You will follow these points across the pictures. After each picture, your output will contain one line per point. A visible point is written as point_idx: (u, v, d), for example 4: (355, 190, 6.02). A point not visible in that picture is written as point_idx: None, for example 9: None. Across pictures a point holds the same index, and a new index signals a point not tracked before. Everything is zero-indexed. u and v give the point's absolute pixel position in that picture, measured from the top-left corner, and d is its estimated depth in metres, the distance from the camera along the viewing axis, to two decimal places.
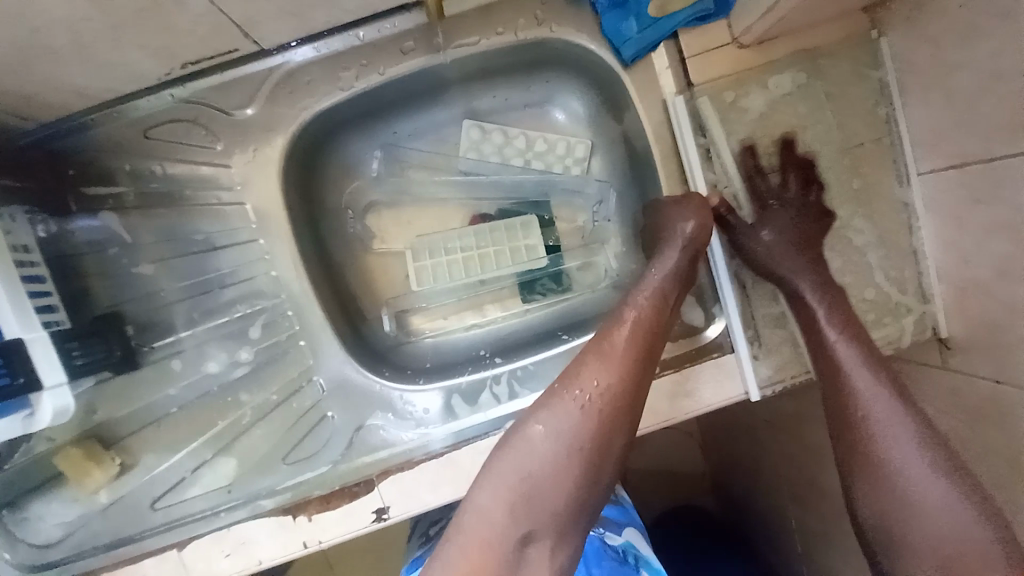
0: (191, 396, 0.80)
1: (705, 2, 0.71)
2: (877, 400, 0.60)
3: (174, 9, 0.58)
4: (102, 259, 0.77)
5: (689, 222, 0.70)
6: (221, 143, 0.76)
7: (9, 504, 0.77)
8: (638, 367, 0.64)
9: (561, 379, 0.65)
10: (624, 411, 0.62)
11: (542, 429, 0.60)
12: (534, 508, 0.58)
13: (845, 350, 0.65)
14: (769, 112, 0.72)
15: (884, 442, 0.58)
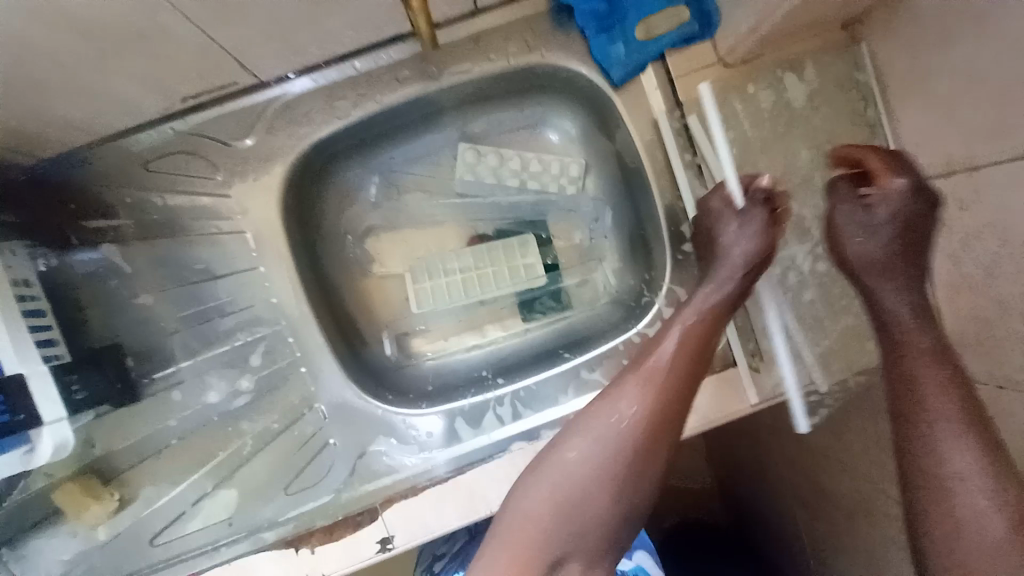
0: (191, 426, 0.79)
1: (688, 25, 0.73)
2: (957, 434, 0.51)
3: (170, 44, 0.60)
4: (101, 291, 0.77)
5: (741, 244, 0.67)
6: (221, 173, 0.77)
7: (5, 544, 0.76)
8: (675, 389, 0.64)
9: (596, 401, 0.65)
10: (659, 436, 0.62)
11: (575, 455, 0.62)
12: (568, 532, 0.59)
13: (933, 387, 0.53)
14: (760, 126, 0.73)
15: (971, 509, 0.49)
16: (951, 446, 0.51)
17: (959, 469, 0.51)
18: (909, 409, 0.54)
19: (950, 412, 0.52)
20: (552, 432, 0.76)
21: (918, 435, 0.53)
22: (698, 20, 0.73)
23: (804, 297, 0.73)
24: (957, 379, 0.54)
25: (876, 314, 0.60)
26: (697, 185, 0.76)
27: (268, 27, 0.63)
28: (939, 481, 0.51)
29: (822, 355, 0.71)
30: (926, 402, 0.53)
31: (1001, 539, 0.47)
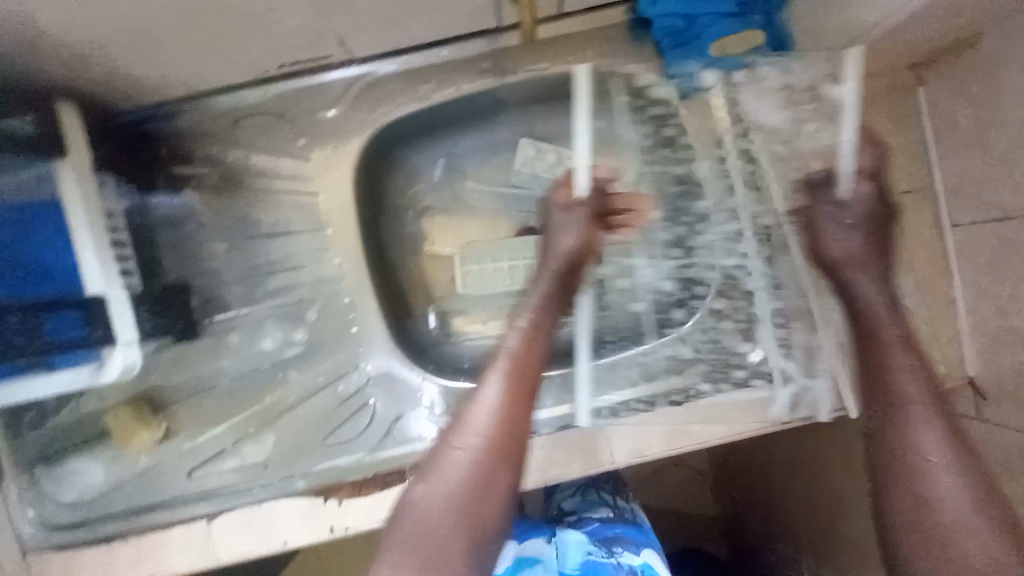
0: (243, 369, 0.84)
1: (763, 48, 0.77)
2: (922, 412, 0.61)
3: (282, 24, 0.64)
4: (177, 233, 0.82)
5: (570, 237, 0.76)
6: (303, 138, 0.82)
7: (44, 459, 0.83)
8: (517, 419, 0.65)
9: (445, 434, 0.66)
10: (493, 464, 0.63)
11: (421, 489, 0.63)
12: (432, 560, 0.59)
13: (909, 373, 0.63)
14: (816, 158, 0.78)
15: (927, 472, 0.59)
16: (910, 420, 0.61)
17: (921, 447, 0.60)
18: (883, 387, 0.64)
19: (916, 392, 0.62)
20: (581, 423, 0.80)
21: (891, 416, 0.62)
22: (771, 45, 0.77)
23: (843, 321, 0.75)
24: (922, 365, 0.63)
25: (846, 300, 0.71)
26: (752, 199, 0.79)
27: (372, 17, 0.67)
28: (904, 459, 0.60)
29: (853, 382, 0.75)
30: (895, 382, 0.63)
31: (945, 495, 0.58)
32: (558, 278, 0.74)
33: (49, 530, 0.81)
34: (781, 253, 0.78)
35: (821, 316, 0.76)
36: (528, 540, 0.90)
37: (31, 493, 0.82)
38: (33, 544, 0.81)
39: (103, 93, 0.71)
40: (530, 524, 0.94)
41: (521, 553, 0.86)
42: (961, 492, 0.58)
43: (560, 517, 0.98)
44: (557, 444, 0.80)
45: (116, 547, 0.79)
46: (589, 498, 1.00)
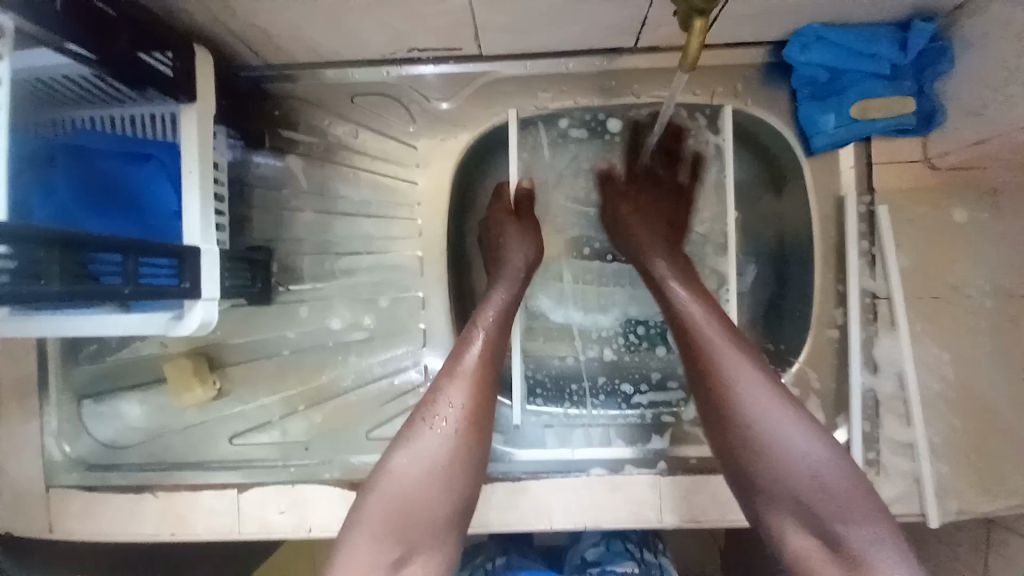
0: (305, 343, 0.82)
1: (907, 117, 0.72)
2: (741, 370, 0.59)
3: (436, 15, 0.63)
4: (270, 194, 0.82)
5: (519, 251, 0.75)
6: (414, 124, 0.81)
7: (91, 396, 0.82)
8: (487, 399, 0.64)
9: (419, 407, 0.63)
10: (480, 431, 0.62)
11: (402, 463, 0.59)
12: (406, 536, 0.57)
13: (709, 325, 0.63)
14: (942, 243, 0.74)
15: (769, 433, 0.56)
16: (728, 373, 0.59)
17: (734, 369, 0.59)
18: (694, 349, 0.62)
19: (724, 342, 0.61)
20: (638, 469, 0.77)
21: (718, 376, 0.60)
22: (918, 116, 0.73)
23: (940, 417, 0.73)
24: (718, 312, 0.64)
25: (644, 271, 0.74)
26: (866, 274, 0.76)
27: (522, 20, 0.66)
28: (735, 410, 0.58)
29: (937, 487, 0.72)
30: (707, 338, 0.62)
31: (789, 452, 0.56)
32: (514, 280, 0.73)
33: (80, 467, 0.80)
34: (888, 336, 0.74)
35: (920, 412, 0.73)
36: None
37: (71, 426, 0.81)
38: (60, 480, 0.79)
39: (242, 48, 0.71)
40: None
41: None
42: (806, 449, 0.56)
43: (582, 569, 0.92)
44: (612, 489, 0.75)
45: (146, 498, 0.77)
46: (614, 549, 0.93)
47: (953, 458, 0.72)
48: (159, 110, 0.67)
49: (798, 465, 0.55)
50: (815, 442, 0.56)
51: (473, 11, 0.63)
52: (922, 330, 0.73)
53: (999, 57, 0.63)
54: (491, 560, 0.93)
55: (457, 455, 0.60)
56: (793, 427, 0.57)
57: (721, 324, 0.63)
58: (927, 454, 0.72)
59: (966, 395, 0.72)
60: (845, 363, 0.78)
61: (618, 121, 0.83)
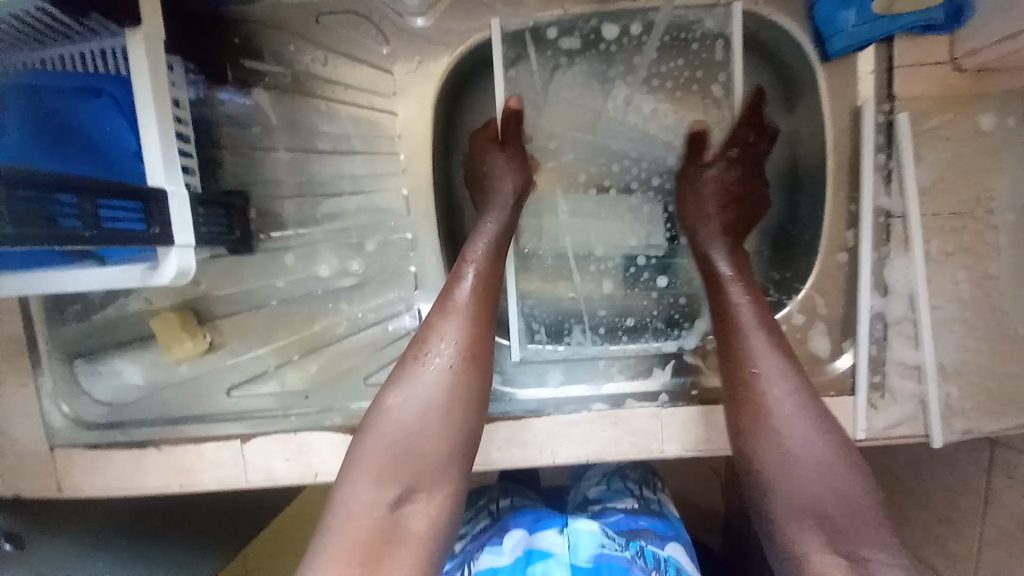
0: (295, 292, 0.79)
1: (934, 12, 0.65)
2: (757, 342, 0.63)
3: None
4: (241, 134, 0.76)
5: (509, 179, 0.73)
6: (388, 46, 0.74)
7: (81, 354, 0.80)
8: (483, 334, 0.63)
9: (412, 347, 0.62)
10: (479, 366, 0.62)
11: (397, 402, 0.59)
12: (403, 474, 0.56)
13: (748, 312, 0.66)
14: (967, 155, 0.68)
15: (773, 393, 0.60)
16: (745, 346, 0.64)
17: (752, 341, 0.64)
18: (724, 322, 0.67)
19: (745, 322, 0.65)
20: (640, 402, 0.77)
21: (738, 347, 0.64)
22: (946, 10, 0.66)
23: (950, 338, 0.71)
24: (756, 301, 0.67)
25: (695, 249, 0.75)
26: (881, 193, 0.71)
27: None
28: (747, 371, 0.62)
29: (943, 408, 0.72)
30: (733, 313, 0.66)
31: (786, 414, 0.59)
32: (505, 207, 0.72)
33: (80, 426, 0.80)
34: (901, 258, 0.71)
35: (930, 333, 0.71)
36: (540, 532, 0.80)
37: (67, 386, 0.80)
38: (63, 438, 0.79)
39: None
40: (541, 514, 0.85)
41: (531, 545, 0.77)
42: (804, 418, 0.59)
43: (584, 506, 0.95)
44: (614, 424, 0.75)
45: (149, 453, 0.78)
46: (614, 487, 0.96)
47: (960, 379, 0.72)
48: (109, 43, 0.60)
49: (788, 428, 0.59)
50: (805, 409, 0.59)
51: None
52: (937, 249, 0.70)
53: None
54: (496, 502, 0.95)
55: (453, 391, 0.59)
56: (803, 423, 0.59)
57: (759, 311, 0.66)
58: (936, 375, 0.71)
59: (978, 314, 0.70)
60: (853, 288, 0.75)
61: (615, 27, 0.76)
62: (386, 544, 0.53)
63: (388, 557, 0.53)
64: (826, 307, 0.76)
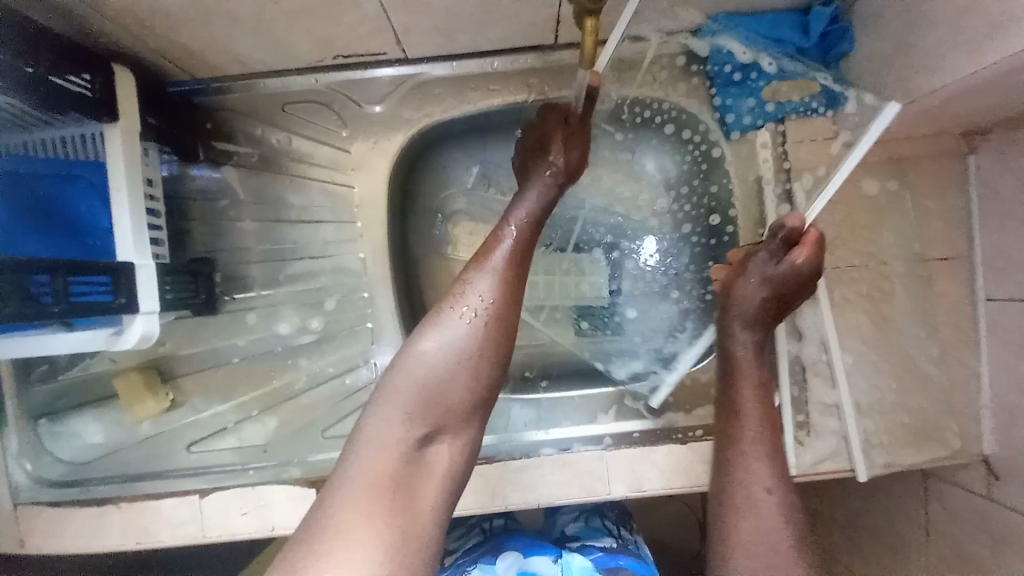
0: (257, 350, 0.84)
1: (814, 99, 0.76)
2: (755, 448, 0.70)
3: (348, 8, 0.62)
4: (210, 206, 0.83)
5: (565, 154, 0.73)
6: (347, 129, 0.83)
7: (48, 414, 0.83)
8: (517, 294, 0.65)
9: (448, 295, 0.64)
10: (510, 325, 0.63)
11: (434, 346, 0.60)
12: (432, 415, 0.58)
13: (750, 419, 0.72)
14: (858, 215, 0.78)
15: (756, 494, 0.67)
16: (743, 445, 0.71)
17: (750, 445, 0.71)
18: (729, 416, 0.74)
19: (750, 425, 0.72)
20: (584, 446, 0.82)
21: (736, 443, 0.71)
22: (825, 99, 0.76)
23: (861, 378, 0.78)
24: (766, 411, 0.73)
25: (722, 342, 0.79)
26: None
27: (436, 15, 0.66)
28: (734, 466, 0.70)
29: (862, 444, 0.78)
30: (739, 412, 0.73)
31: (763, 515, 0.66)
32: (547, 182, 0.72)
33: (41, 485, 0.81)
34: (811, 306, 0.79)
35: (842, 374, 0.78)
36: (534, 556, 0.85)
37: (32, 446, 0.82)
38: (26, 498, 0.80)
39: (165, 63, 0.72)
40: (535, 543, 0.90)
41: (525, 566, 0.82)
42: (779, 524, 0.65)
43: (561, 542, 0.99)
44: (561, 468, 0.80)
45: (109, 511, 0.80)
46: (593, 525, 1.00)
47: (876, 416, 0.78)
48: (87, 129, 0.66)
49: (763, 529, 0.65)
50: (781, 519, 0.65)
51: (389, 15, 0.65)
52: (840, 299, 0.78)
53: (891, 32, 0.67)
54: (488, 521, 1.03)
55: (486, 341, 0.61)
56: (778, 538, 0.64)
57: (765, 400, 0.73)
58: (852, 413, 0.78)
59: (882, 355, 0.78)
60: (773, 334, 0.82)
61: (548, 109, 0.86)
62: (411, 478, 0.55)
63: (412, 493, 0.54)
64: None
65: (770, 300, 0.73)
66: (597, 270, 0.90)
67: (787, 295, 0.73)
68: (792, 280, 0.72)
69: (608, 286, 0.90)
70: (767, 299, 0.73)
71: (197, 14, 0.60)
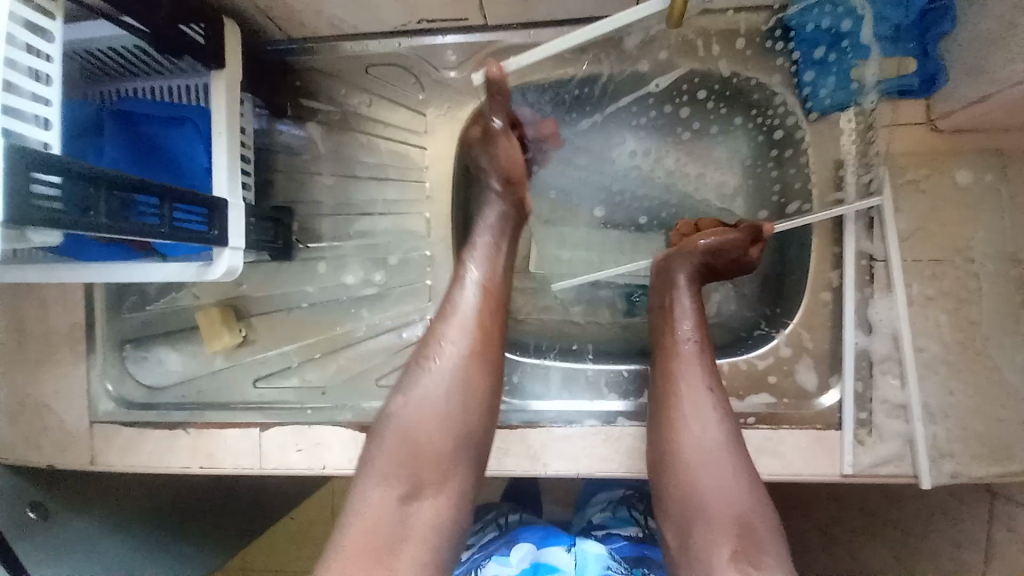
0: (324, 298, 0.89)
1: (909, 78, 0.73)
2: (692, 379, 0.69)
3: None
4: (291, 159, 0.89)
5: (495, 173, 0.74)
6: (424, 93, 0.86)
7: (133, 341, 0.91)
8: (490, 329, 0.69)
9: (418, 352, 0.69)
10: (483, 369, 0.67)
11: (407, 400, 0.64)
12: (412, 472, 0.61)
13: (689, 348, 0.71)
14: (946, 208, 0.73)
15: (698, 430, 0.66)
16: (682, 382, 0.70)
17: (689, 373, 0.70)
18: (667, 349, 0.73)
19: (689, 355, 0.71)
20: (629, 421, 0.81)
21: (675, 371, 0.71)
22: (920, 78, 0.73)
23: (934, 380, 0.74)
24: (702, 337, 0.73)
25: (661, 275, 0.77)
26: (863, 237, 0.76)
27: None
28: (673, 397, 0.69)
29: (930, 451, 0.73)
30: (678, 345, 0.72)
31: (708, 452, 0.65)
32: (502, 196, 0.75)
33: (121, 405, 0.89)
34: (884, 299, 0.75)
35: (913, 373, 0.74)
36: (548, 547, 0.86)
37: (117, 368, 0.90)
38: (102, 416, 0.88)
39: (267, 20, 0.77)
40: (550, 532, 0.90)
41: (538, 559, 0.83)
42: (726, 462, 0.64)
43: (587, 531, 0.99)
44: (603, 439, 0.80)
45: (179, 434, 0.87)
46: (621, 515, 0.98)
47: (948, 422, 0.73)
48: (200, 79, 0.74)
49: (713, 471, 0.64)
50: (727, 453, 0.65)
51: None
52: (917, 293, 0.74)
53: (1003, 9, 0.62)
54: (504, 516, 1.03)
55: (457, 385, 0.65)
56: (725, 473, 0.63)
57: (698, 329, 0.72)
58: (921, 417, 0.74)
59: (961, 357, 0.73)
60: (839, 326, 0.78)
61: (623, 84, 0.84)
62: (396, 538, 0.58)
63: (401, 551, 0.57)
64: (812, 341, 0.80)
65: (723, 266, 0.76)
66: (653, 250, 0.90)
67: (738, 261, 0.76)
68: (746, 256, 0.76)
69: None
70: (722, 266, 0.76)
71: None
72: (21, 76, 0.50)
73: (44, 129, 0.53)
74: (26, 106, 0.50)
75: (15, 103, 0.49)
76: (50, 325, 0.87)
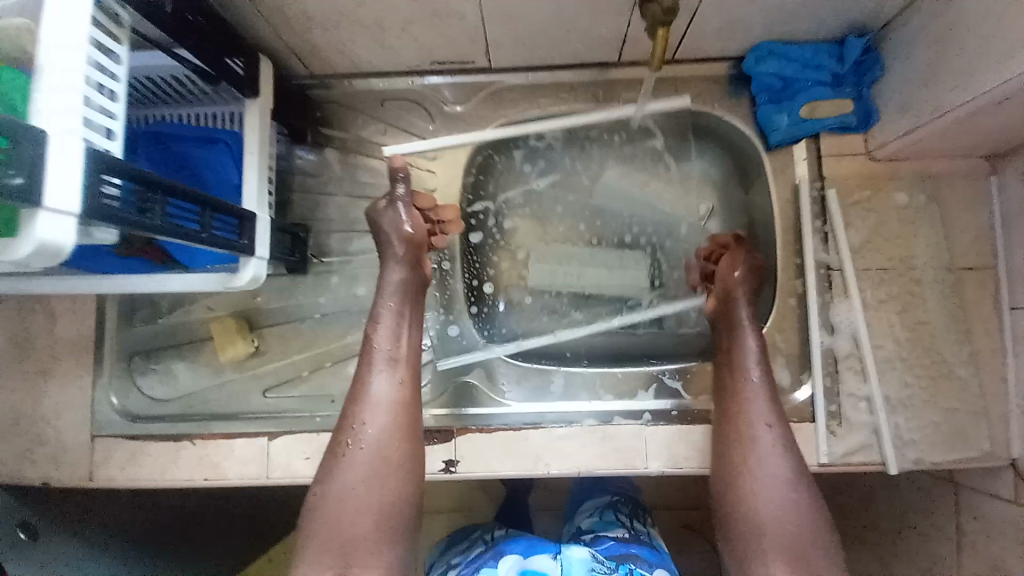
0: (335, 309, 0.94)
1: (849, 116, 0.87)
2: (761, 412, 0.76)
3: (455, 19, 0.76)
4: (308, 181, 0.96)
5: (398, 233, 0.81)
6: (434, 123, 0.95)
7: (141, 353, 0.94)
8: (405, 407, 0.75)
9: (336, 438, 0.74)
10: (402, 443, 0.73)
11: (332, 487, 0.70)
12: (344, 550, 0.67)
13: (756, 382, 0.78)
14: (888, 224, 0.85)
15: (764, 461, 0.73)
16: (751, 415, 0.76)
17: (755, 406, 0.77)
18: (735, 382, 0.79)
19: (756, 389, 0.78)
20: (625, 419, 0.87)
21: (742, 404, 0.77)
22: (859, 116, 0.87)
23: (891, 374, 0.83)
24: (767, 370, 0.79)
25: (721, 309, 0.84)
26: (821, 250, 0.87)
27: (523, 28, 0.79)
28: (741, 428, 0.76)
29: (893, 440, 0.81)
30: (746, 379, 0.78)
31: (774, 481, 0.72)
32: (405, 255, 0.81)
33: (124, 416, 0.90)
34: (843, 303, 0.85)
35: (873, 368, 0.83)
36: (533, 556, 0.85)
37: (124, 380, 0.92)
38: (105, 428, 0.89)
39: (295, 57, 0.87)
40: (535, 541, 0.91)
41: (525, 567, 0.83)
42: (790, 488, 0.72)
43: (578, 535, 1.03)
44: (599, 437, 0.86)
45: (184, 445, 0.88)
46: (607, 519, 1.02)
47: (907, 412, 0.82)
48: (240, 108, 0.84)
49: (777, 497, 0.71)
50: (790, 482, 0.72)
51: (486, 28, 0.79)
52: (871, 297, 0.84)
53: (917, 60, 0.77)
54: (490, 533, 1.03)
55: (378, 466, 0.71)
56: (787, 500, 0.71)
57: (762, 362, 0.79)
58: (883, 408, 0.82)
59: (912, 353, 0.83)
60: (806, 327, 0.88)
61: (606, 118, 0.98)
62: None
63: None
64: (784, 343, 0.89)
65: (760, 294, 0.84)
66: (638, 265, 0.99)
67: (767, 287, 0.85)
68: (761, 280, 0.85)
69: (649, 279, 0.99)
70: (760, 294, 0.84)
71: (336, 17, 0.75)
72: (98, 92, 0.56)
73: (107, 139, 0.59)
74: (98, 117, 0.56)
75: (91, 114, 0.55)
76: (61, 337, 0.89)
